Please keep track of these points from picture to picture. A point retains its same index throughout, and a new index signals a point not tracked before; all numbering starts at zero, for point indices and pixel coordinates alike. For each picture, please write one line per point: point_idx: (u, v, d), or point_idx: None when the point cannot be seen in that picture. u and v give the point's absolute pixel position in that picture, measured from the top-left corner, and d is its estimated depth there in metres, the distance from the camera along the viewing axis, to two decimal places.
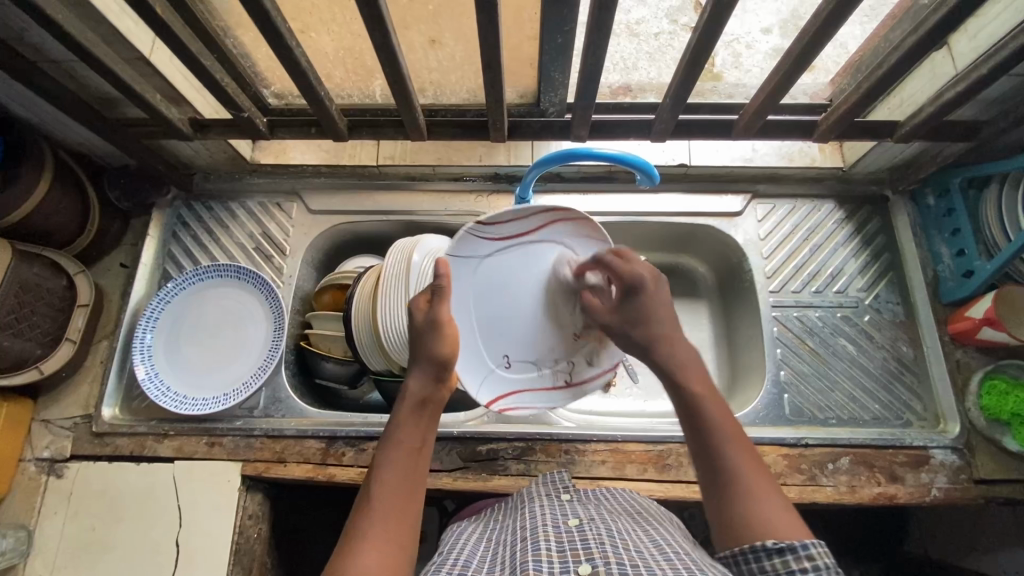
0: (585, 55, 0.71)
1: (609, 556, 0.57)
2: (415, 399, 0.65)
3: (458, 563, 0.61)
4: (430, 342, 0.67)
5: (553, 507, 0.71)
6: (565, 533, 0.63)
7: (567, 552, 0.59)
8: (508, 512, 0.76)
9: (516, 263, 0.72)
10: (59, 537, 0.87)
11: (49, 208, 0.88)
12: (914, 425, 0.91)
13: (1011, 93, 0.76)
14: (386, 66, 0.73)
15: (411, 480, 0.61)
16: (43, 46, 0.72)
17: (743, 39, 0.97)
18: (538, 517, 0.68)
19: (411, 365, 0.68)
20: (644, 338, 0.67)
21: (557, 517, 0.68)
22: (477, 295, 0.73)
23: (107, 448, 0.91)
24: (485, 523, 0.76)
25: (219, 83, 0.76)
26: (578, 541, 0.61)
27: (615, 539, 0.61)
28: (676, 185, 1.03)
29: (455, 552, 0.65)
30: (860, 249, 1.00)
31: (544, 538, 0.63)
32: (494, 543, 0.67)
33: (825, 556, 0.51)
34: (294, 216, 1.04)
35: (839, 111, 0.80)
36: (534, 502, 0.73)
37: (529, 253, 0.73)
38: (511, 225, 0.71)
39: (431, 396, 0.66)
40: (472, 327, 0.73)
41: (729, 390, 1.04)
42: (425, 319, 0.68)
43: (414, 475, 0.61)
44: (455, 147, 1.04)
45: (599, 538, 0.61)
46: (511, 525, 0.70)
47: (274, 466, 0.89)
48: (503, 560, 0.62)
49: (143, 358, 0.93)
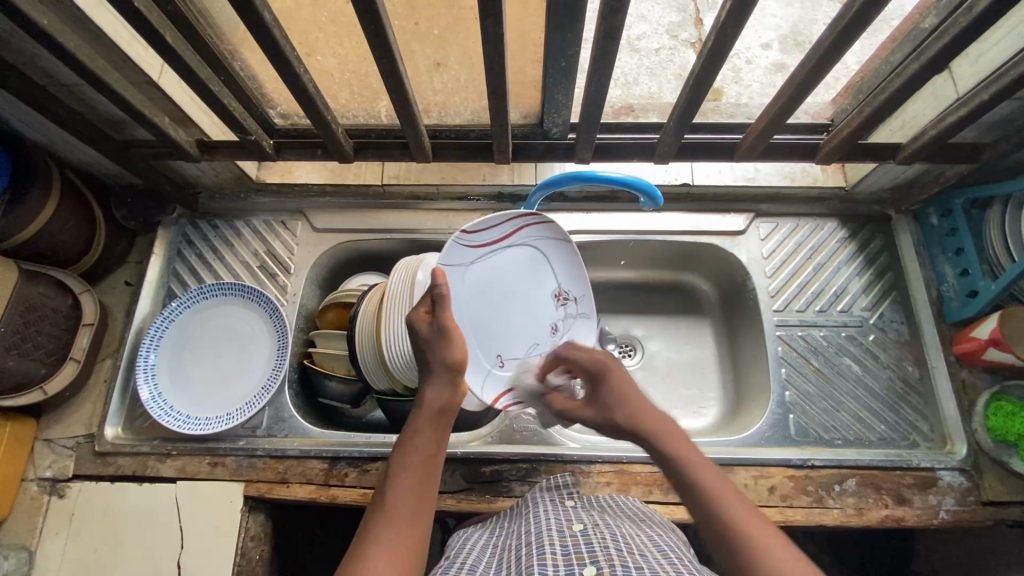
0: (590, 80, 0.72)
1: (614, 558, 0.57)
2: (431, 409, 0.68)
3: (463, 569, 0.61)
4: (445, 351, 0.71)
5: (558, 512, 0.70)
6: (570, 535, 0.63)
7: (571, 555, 0.59)
8: (512, 517, 0.76)
9: (499, 268, 0.79)
10: (60, 559, 0.86)
11: (56, 228, 0.88)
12: (921, 446, 0.90)
13: (1012, 116, 0.77)
14: (393, 90, 0.73)
15: (423, 487, 0.63)
16: (54, 71, 0.73)
17: (744, 55, 1.05)
18: (542, 521, 0.68)
19: (427, 376, 0.71)
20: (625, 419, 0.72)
21: (561, 521, 0.67)
22: (472, 299, 0.77)
23: (110, 468, 0.91)
24: (491, 530, 0.75)
25: (227, 107, 0.77)
26: (582, 544, 0.60)
27: (621, 543, 0.61)
28: (678, 205, 1.03)
29: (461, 558, 0.65)
30: (864, 268, 1.00)
31: (548, 541, 0.62)
32: (499, 548, 0.67)
33: None
34: (299, 234, 1.05)
35: (841, 133, 0.81)
36: (538, 506, 0.73)
37: (505, 257, 0.80)
38: (493, 232, 0.78)
39: (446, 407, 0.69)
40: (471, 329, 0.78)
41: (734, 409, 1.03)
42: (432, 329, 0.69)
43: (426, 482, 0.63)
44: (459, 167, 1.05)
45: (604, 542, 0.61)
46: (516, 529, 0.70)
47: (277, 486, 0.89)
48: (508, 565, 0.61)
49: (147, 378, 0.92)
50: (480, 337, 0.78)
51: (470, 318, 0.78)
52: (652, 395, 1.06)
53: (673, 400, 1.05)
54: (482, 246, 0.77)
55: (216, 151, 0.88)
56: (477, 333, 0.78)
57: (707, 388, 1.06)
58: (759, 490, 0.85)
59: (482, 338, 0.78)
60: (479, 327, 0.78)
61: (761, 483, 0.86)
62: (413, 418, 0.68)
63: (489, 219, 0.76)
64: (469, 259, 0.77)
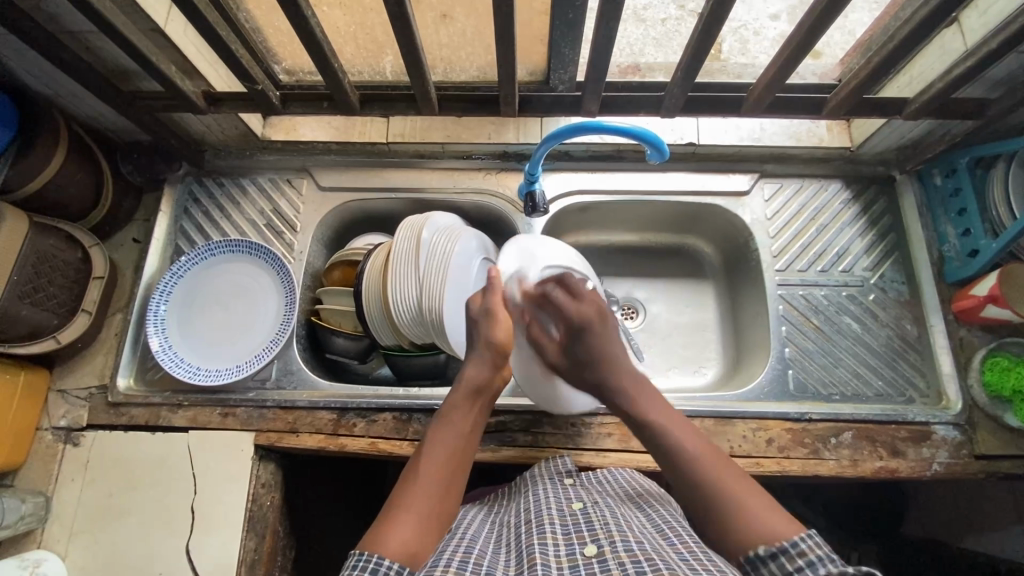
0: (598, 26, 0.71)
1: (613, 535, 0.58)
2: (472, 390, 0.71)
3: (465, 538, 0.62)
4: (493, 336, 0.74)
5: (557, 490, 0.72)
6: (569, 514, 0.65)
7: (572, 534, 0.60)
8: (513, 496, 0.78)
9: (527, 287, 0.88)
10: (76, 505, 0.89)
11: (64, 180, 0.89)
12: (917, 401, 0.92)
13: (1019, 70, 0.77)
14: (401, 37, 0.73)
15: (456, 463, 0.65)
16: (60, 15, 0.73)
17: (750, 26, 0.95)
18: (542, 499, 0.70)
19: (467, 364, 0.74)
20: (595, 378, 0.76)
21: (561, 500, 0.69)
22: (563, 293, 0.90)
23: (123, 418, 0.93)
24: (491, 508, 0.78)
25: (233, 54, 0.76)
26: (582, 522, 0.62)
27: (619, 520, 0.63)
28: (684, 164, 1.03)
29: (461, 529, 0.67)
30: (866, 229, 1.01)
31: (548, 519, 0.64)
32: (498, 525, 0.69)
33: (816, 550, 0.52)
34: (304, 192, 1.05)
35: (848, 87, 0.80)
36: (539, 485, 0.75)
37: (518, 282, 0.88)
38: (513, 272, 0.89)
39: (482, 390, 0.72)
40: None
41: (733, 367, 1.05)
42: (481, 307, 0.77)
43: (457, 460, 0.65)
44: (465, 124, 1.05)
45: (603, 519, 0.62)
46: (516, 507, 0.72)
47: (287, 436, 0.91)
48: (508, 541, 0.63)
49: (158, 330, 0.94)
50: None
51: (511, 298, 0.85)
52: (652, 354, 1.08)
53: (674, 359, 1.07)
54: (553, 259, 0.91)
55: (222, 104, 0.89)
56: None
57: (707, 349, 1.08)
58: (757, 441, 0.88)
59: None
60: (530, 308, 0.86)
61: (759, 435, 0.88)
62: (450, 400, 0.71)
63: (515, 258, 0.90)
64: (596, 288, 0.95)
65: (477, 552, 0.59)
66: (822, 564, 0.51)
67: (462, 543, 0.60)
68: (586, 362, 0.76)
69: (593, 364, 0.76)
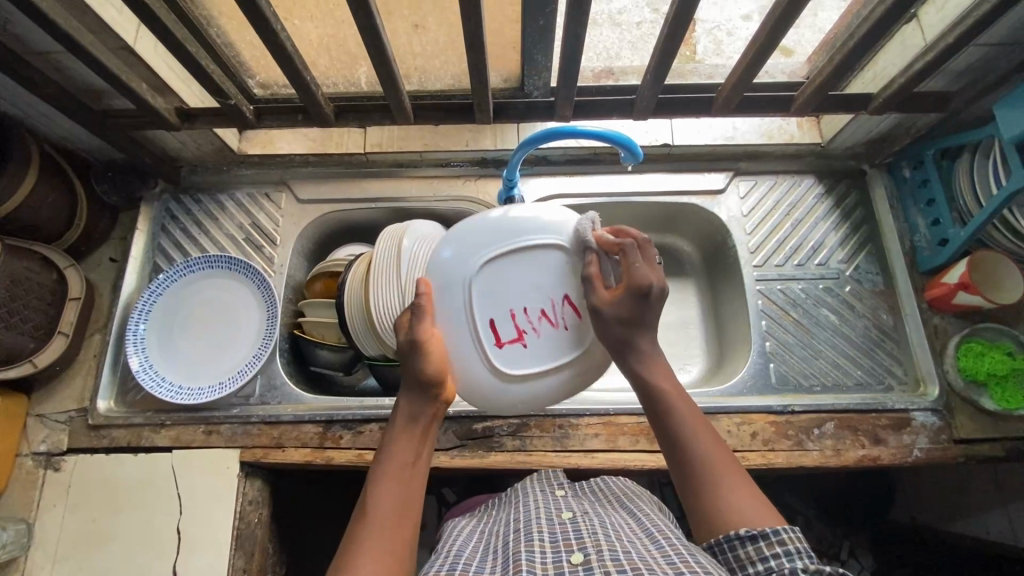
0: (568, 34, 0.72)
1: (602, 544, 0.58)
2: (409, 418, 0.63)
3: (452, 555, 0.62)
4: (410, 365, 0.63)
5: (547, 500, 0.72)
6: (558, 523, 0.65)
7: (560, 542, 0.60)
8: (502, 507, 0.78)
9: (478, 286, 0.63)
10: (60, 530, 0.88)
11: (36, 202, 0.87)
12: (896, 389, 0.94)
13: (977, 63, 0.79)
14: (371, 48, 0.73)
15: (409, 495, 0.58)
16: (27, 36, 0.72)
17: (723, 27, 0.97)
18: (532, 509, 0.70)
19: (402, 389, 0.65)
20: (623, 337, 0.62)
21: (551, 509, 0.69)
22: (515, 272, 0.63)
23: (104, 440, 0.91)
24: (479, 519, 0.78)
25: (205, 70, 0.77)
26: (571, 530, 0.62)
27: (608, 530, 0.62)
28: (660, 165, 1.05)
29: (449, 546, 0.66)
30: (840, 222, 1.03)
31: (537, 528, 0.64)
32: (487, 536, 0.69)
33: (796, 541, 0.52)
34: (283, 206, 1.05)
35: (814, 85, 0.82)
36: (528, 495, 0.75)
37: (456, 277, 0.64)
38: (451, 273, 0.64)
39: (423, 415, 0.63)
40: (535, 280, 0.64)
41: (717, 363, 1.06)
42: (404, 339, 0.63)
43: (409, 493, 0.58)
44: (442, 133, 1.05)
45: (592, 528, 0.62)
46: (505, 517, 0.72)
47: (272, 451, 0.90)
48: (496, 551, 0.63)
49: (138, 350, 0.93)
50: (498, 314, 0.64)
51: (448, 305, 0.64)
52: None
53: None
54: (496, 236, 0.64)
55: (196, 120, 0.88)
56: (523, 296, 0.63)
57: (691, 345, 1.09)
58: (742, 435, 0.89)
59: (499, 320, 0.64)
60: (470, 315, 0.63)
61: (743, 429, 0.89)
62: (393, 427, 0.63)
63: (453, 254, 0.65)
64: (575, 235, 0.64)
65: (463, 569, 0.58)
66: (798, 556, 0.51)
67: (449, 561, 0.61)
68: (629, 320, 0.61)
69: (636, 327, 0.62)
